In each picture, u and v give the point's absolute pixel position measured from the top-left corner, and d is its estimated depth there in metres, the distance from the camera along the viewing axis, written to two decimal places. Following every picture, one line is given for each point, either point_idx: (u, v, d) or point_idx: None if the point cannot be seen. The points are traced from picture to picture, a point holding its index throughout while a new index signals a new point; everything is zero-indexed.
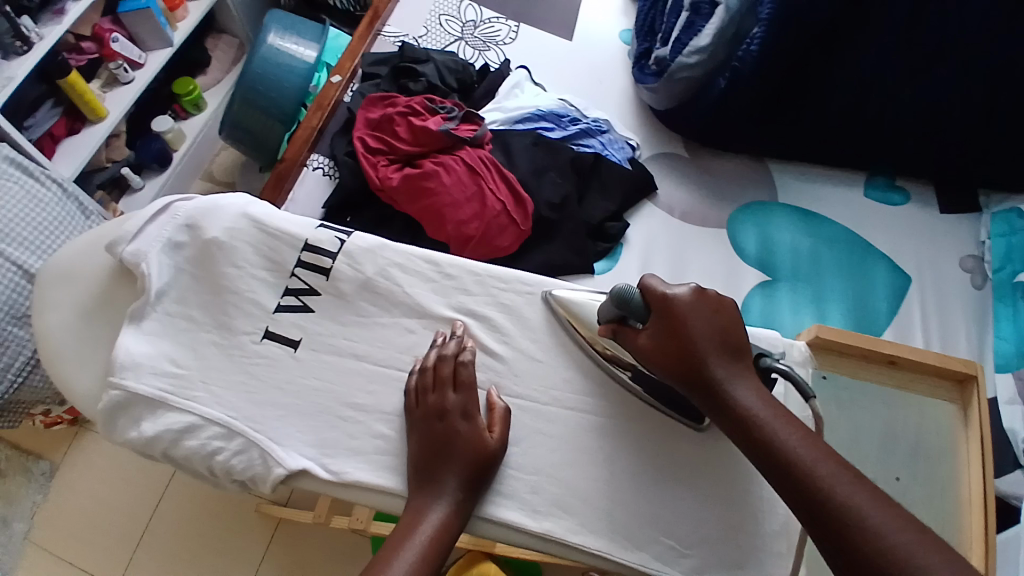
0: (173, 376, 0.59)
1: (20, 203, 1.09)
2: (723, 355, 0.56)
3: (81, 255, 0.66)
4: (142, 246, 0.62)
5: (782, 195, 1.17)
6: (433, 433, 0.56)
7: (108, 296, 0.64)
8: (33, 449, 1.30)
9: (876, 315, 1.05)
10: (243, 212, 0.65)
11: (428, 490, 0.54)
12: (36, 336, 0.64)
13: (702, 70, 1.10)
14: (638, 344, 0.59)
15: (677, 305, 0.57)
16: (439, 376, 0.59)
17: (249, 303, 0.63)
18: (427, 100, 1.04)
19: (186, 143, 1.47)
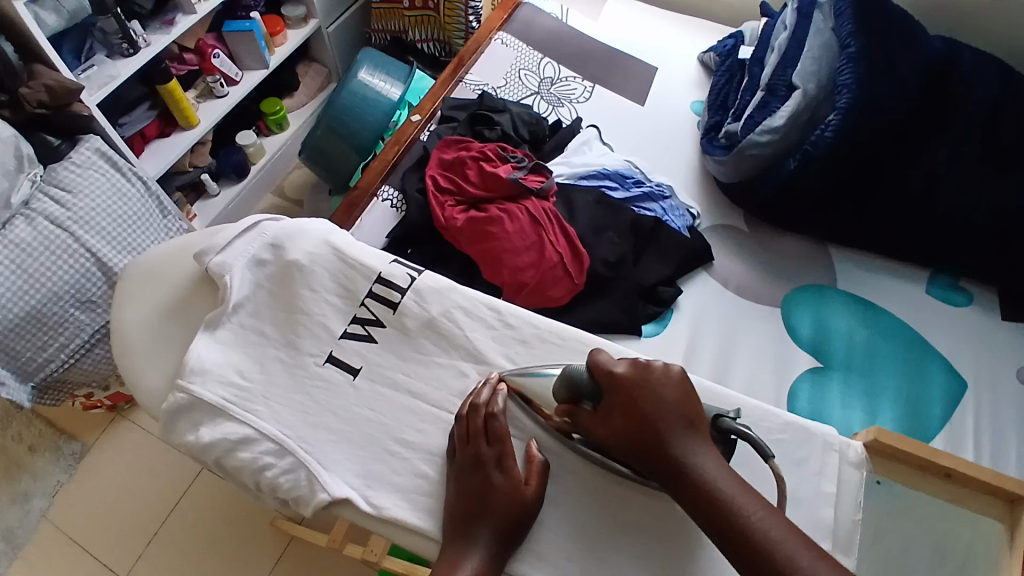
0: (236, 386, 0.61)
1: (103, 195, 1.09)
2: (679, 431, 0.54)
3: (171, 259, 0.70)
4: (228, 260, 0.67)
5: (840, 281, 1.15)
6: (472, 481, 0.56)
7: (187, 301, 0.68)
8: (68, 428, 1.34)
9: (928, 419, 1.01)
10: (325, 240, 0.69)
11: (463, 539, 0.54)
12: (113, 327, 0.67)
13: (773, 149, 1.12)
14: (595, 426, 0.56)
15: (622, 380, 0.55)
16: (474, 427, 0.58)
17: (318, 326, 0.65)
18: (500, 147, 1.08)
19: (265, 158, 1.56)
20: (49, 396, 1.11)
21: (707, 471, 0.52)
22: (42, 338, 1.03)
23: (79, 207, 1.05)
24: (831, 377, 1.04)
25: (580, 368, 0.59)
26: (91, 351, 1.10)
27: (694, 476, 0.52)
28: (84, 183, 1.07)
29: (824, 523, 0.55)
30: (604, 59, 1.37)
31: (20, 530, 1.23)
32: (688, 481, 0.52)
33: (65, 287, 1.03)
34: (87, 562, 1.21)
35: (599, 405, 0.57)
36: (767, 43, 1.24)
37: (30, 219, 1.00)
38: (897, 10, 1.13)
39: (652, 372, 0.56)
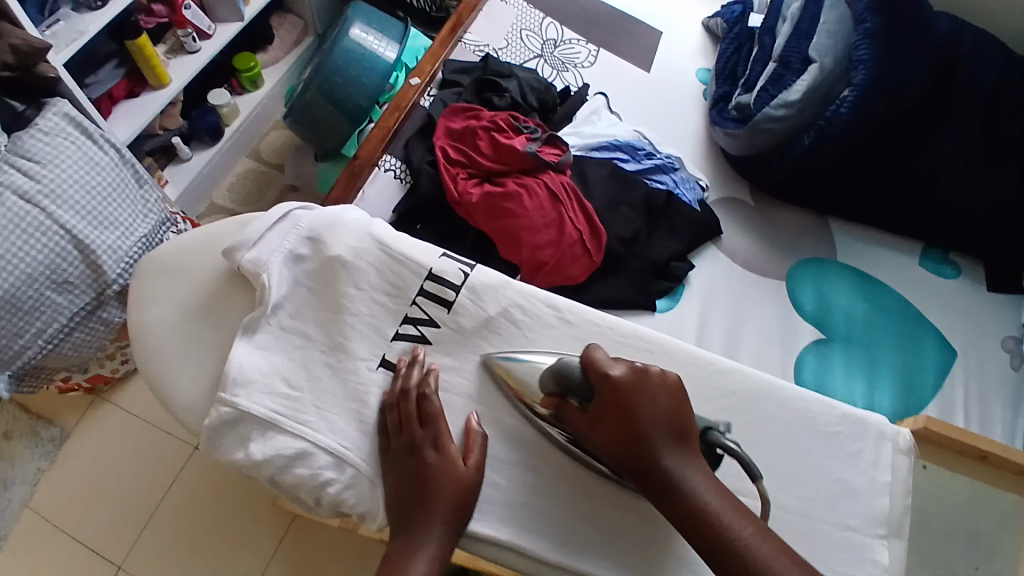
0: (286, 397, 0.58)
1: (74, 164, 1.01)
2: (669, 441, 0.53)
3: (195, 257, 0.66)
4: (267, 255, 0.63)
5: (841, 255, 1.16)
6: (412, 466, 0.55)
7: (216, 299, 0.64)
8: (44, 413, 1.27)
9: (921, 390, 1.04)
10: (368, 232, 0.66)
11: (407, 532, 0.52)
12: (136, 331, 0.64)
13: (789, 124, 1.10)
14: (580, 423, 0.56)
15: (620, 385, 0.54)
16: (406, 413, 0.57)
17: (367, 327, 0.62)
18: (512, 117, 1.03)
19: (240, 118, 1.45)
20: (26, 384, 1.08)
21: (694, 484, 0.51)
22: (18, 324, 0.97)
23: (50, 179, 0.98)
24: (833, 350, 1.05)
25: (573, 363, 0.57)
26: (70, 336, 1.06)
27: (677, 488, 0.51)
28: (53, 152, 0.99)
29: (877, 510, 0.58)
30: (608, 22, 1.31)
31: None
32: (675, 495, 0.51)
33: (37, 268, 0.96)
34: (76, 551, 1.16)
35: (586, 406, 0.55)
36: (778, 12, 1.21)
37: None
38: None
39: (656, 374, 0.55)
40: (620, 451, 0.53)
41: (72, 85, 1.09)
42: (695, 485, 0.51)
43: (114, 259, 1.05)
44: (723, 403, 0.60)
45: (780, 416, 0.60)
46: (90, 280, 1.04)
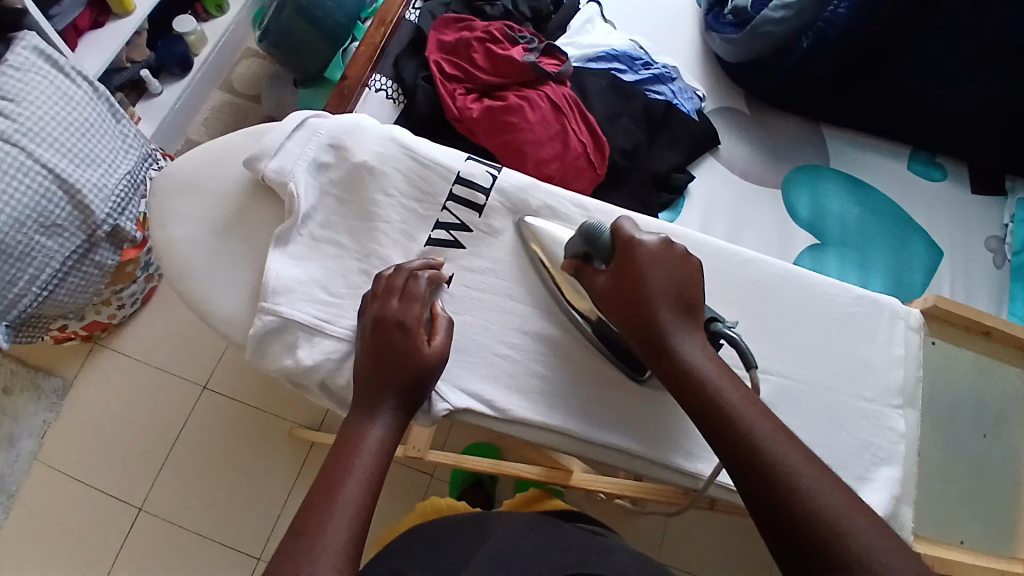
0: (326, 304, 0.61)
1: (48, 99, 0.97)
2: (670, 310, 0.55)
3: (213, 175, 0.67)
4: (292, 163, 0.64)
5: (834, 161, 1.15)
6: (387, 338, 0.57)
7: (243, 212, 0.66)
8: (41, 365, 1.24)
9: (911, 289, 1.05)
10: (391, 137, 0.67)
11: (365, 407, 0.54)
12: (163, 250, 0.65)
13: (788, 27, 1.07)
14: (597, 283, 0.59)
15: (634, 252, 0.57)
16: (391, 286, 0.59)
17: (397, 232, 0.65)
18: (507, 27, 1.00)
19: (209, 46, 1.37)
20: (25, 332, 1.07)
21: (690, 355, 0.53)
22: (8, 271, 0.95)
23: (26, 116, 0.94)
24: (828, 254, 1.05)
25: (601, 226, 0.60)
26: (65, 282, 1.03)
27: (671, 357, 0.54)
28: (25, 88, 0.95)
29: (893, 384, 0.68)
30: None
31: (9, 477, 1.17)
32: (665, 358, 0.54)
33: (23, 209, 0.93)
34: (94, 497, 1.17)
35: (606, 270, 0.59)
36: None
37: None
38: None
39: (669, 251, 0.57)
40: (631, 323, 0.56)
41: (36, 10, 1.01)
42: (688, 352, 0.53)
43: (101, 199, 1.01)
44: (748, 289, 0.69)
45: (801, 299, 0.69)
46: (79, 222, 1.00)
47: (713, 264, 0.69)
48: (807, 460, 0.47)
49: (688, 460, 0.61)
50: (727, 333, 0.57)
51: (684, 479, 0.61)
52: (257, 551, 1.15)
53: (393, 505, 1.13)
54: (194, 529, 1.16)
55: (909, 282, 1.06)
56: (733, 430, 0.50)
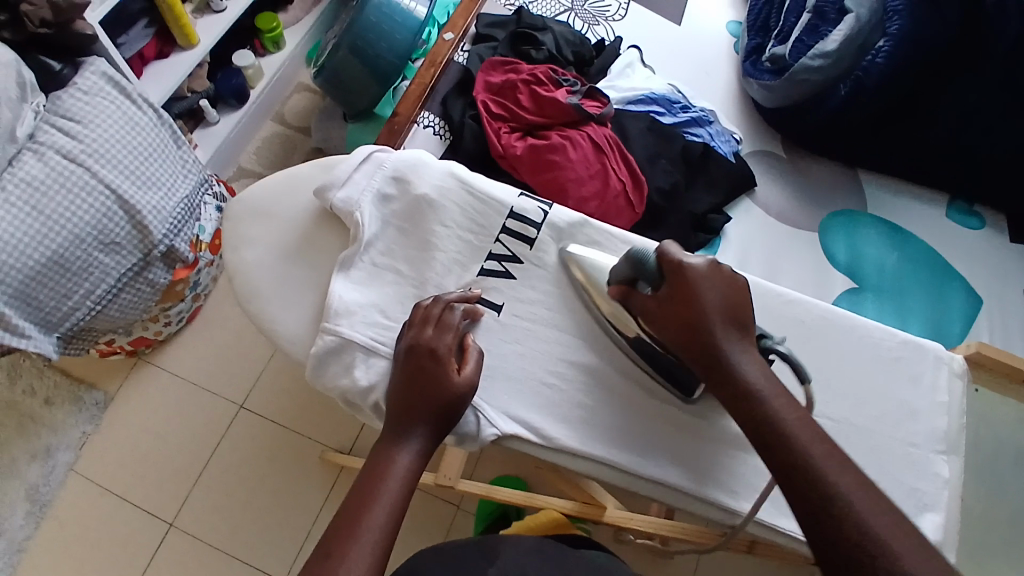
0: (381, 327, 0.64)
1: (115, 124, 1.02)
2: (728, 328, 0.56)
3: (285, 203, 0.72)
4: (356, 194, 0.69)
5: (871, 207, 1.14)
6: (420, 365, 0.59)
7: (310, 238, 0.70)
8: (85, 378, 1.29)
9: (951, 335, 1.03)
10: (450, 172, 0.71)
11: (396, 432, 0.56)
12: (234, 272, 0.70)
13: (825, 74, 1.10)
14: (648, 303, 0.60)
15: (688, 273, 0.58)
16: (427, 315, 0.62)
17: (450, 262, 0.68)
18: (551, 70, 1.04)
19: (263, 81, 1.45)
20: (74, 345, 1.10)
21: (747, 372, 0.55)
22: (67, 285, 0.99)
23: (92, 139, 0.99)
24: (866, 298, 1.04)
25: (646, 251, 0.62)
26: (116, 298, 1.08)
27: (731, 376, 0.55)
28: (93, 112, 1.00)
29: (939, 430, 0.68)
30: None
31: (46, 487, 1.20)
32: (726, 377, 0.55)
33: (87, 228, 0.98)
34: (127, 511, 1.20)
35: (655, 292, 0.60)
36: None
37: (40, 153, 0.95)
38: None
39: (719, 273, 0.59)
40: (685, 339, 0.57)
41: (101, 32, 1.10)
42: (747, 370, 0.55)
43: (159, 220, 1.07)
44: (793, 328, 0.70)
45: (846, 340, 0.70)
46: (136, 241, 1.05)
47: (758, 302, 0.70)
48: (853, 508, 0.47)
49: (727, 496, 0.61)
50: (779, 350, 0.59)
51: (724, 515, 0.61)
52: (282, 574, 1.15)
53: (416, 534, 1.13)
54: (221, 547, 1.17)
55: (948, 329, 1.04)
56: (780, 468, 0.50)
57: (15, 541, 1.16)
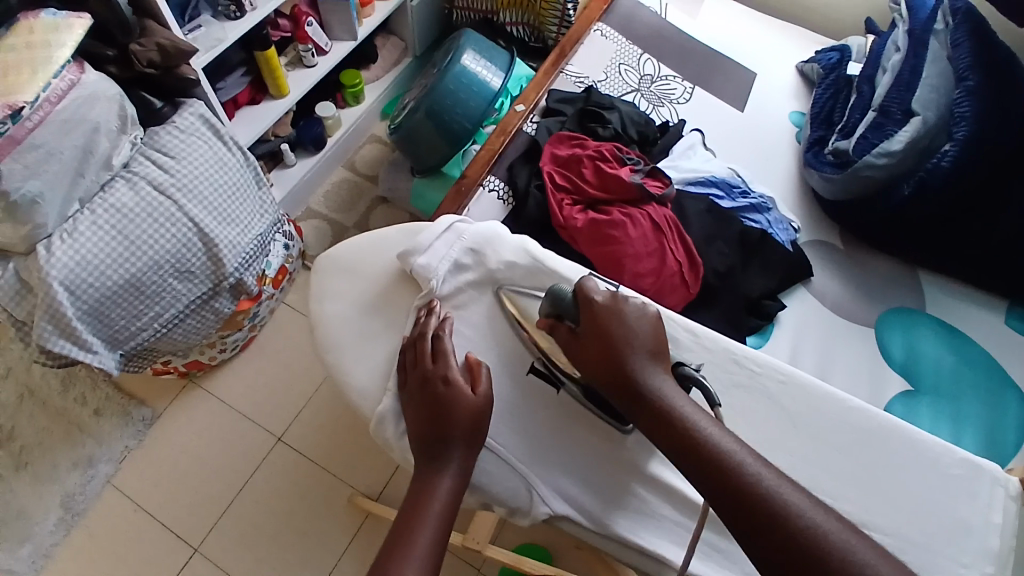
0: None
1: (206, 163, 1.09)
2: (643, 357, 0.63)
3: (371, 258, 0.79)
4: (433, 262, 0.74)
5: (930, 306, 1.11)
6: (433, 395, 0.65)
7: (389, 294, 0.77)
8: (136, 394, 1.34)
9: (1004, 446, 0.95)
10: (523, 247, 0.76)
11: (434, 463, 0.63)
12: (316, 322, 0.77)
13: (888, 173, 1.11)
14: (570, 341, 0.66)
15: (600, 307, 0.65)
16: (421, 351, 0.68)
17: (515, 333, 0.73)
18: (616, 148, 1.09)
19: (341, 130, 1.54)
20: (134, 362, 1.15)
21: (666, 395, 0.61)
22: (139, 306, 1.06)
23: (182, 174, 1.06)
24: (921, 404, 0.99)
25: (566, 288, 0.68)
26: (182, 322, 1.14)
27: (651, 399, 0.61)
28: (186, 149, 1.08)
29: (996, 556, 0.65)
30: (703, 62, 1.38)
31: (81, 497, 1.23)
32: (645, 398, 0.61)
33: (166, 255, 1.05)
34: (156, 530, 1.22)
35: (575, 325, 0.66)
36: (878, 63, 1.24)
37: (132, 182, 1.02)
38: (1005, 47, 1.12)
39: (620, 302, 0.66)
40: (598, 364, 0.63)
41: (203, 80, 1.18)
42: (663, 392, 0.61)
43: (233, 254, 1.13)
44: (851, 436, 0.70)
45: (905, 454, 0.70)
46: (209, 271, 1.12)
47: (817, 405, 0.72)
48: None
49: (651, 540, 0.65)
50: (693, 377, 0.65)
51: (649, 562, 0.66)
52: None
53: None
54: None
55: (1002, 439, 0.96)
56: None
57: (41, 547, 1.18)
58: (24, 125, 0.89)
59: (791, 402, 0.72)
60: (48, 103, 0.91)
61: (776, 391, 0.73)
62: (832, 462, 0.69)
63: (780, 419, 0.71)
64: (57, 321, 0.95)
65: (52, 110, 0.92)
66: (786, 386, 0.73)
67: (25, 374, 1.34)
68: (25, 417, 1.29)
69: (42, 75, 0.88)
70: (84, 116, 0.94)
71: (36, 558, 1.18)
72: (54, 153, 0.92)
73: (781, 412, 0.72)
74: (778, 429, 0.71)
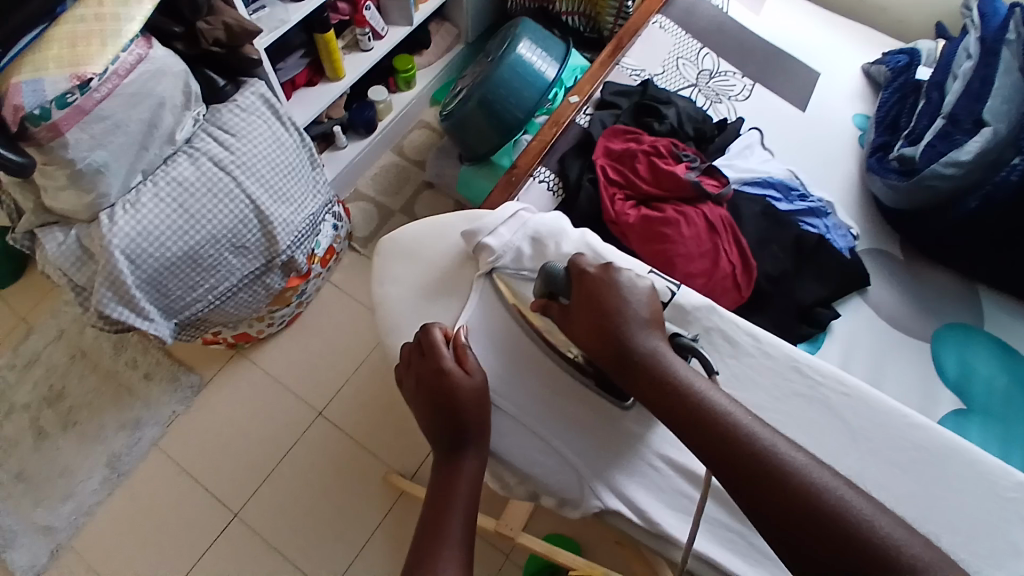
0: (498, 376, 0.73)
1: (264, 141, 1.12)
2: (640, 326, 0.65)
3: (430, 245, 0.83)
4: (498, 247, 0.76)
5: (989, 323, 1.05)
6: (432, 388, 0.67)
7: (445, 280, 0.80)
8: (184, 362, 1.39)
9: None
10: (584, 240, 0.77)
11: (456, 450, 0.65)
12: (375, 303, 0.81)
13: (956, 184, 1.06)
14: (563, 313, 0.70)
15: (591, 276, 0.69)
16: (413, 351, 0.70)
17: None
18: (672, 144, 1.07)
19: (392, 115, 1.56)
20: (186, 331, 1.19)
21: (666, 360, 0.63)
22: (196, 278, 1.09)
23: (241, 151, 1.09)
24: (972, 423, 0.94)
25: (558, 268, 0.72)
26: (234, 296, 1.17)
27: (647, 362, 0.63)
28: (247, 127, 1.10)
29: None
30: (764, 60, 1.34)
31: (126, 458, 1.28)
32: (641, 361, 0.63)
33: (224, 230, 1.08)
34: (197, 494, 1.26)
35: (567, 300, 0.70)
36: (948, 68, 1.19)
37: (194, 157, 1.05)
38: None
39: (610, 274, 0.69)
40: (586, 334, 0.67)
41: (265, 61, 1.20)
42: (672, 364, 0.63)
43: (286, 232, 1.16)
44: (912, 455, 0.68)
45: (968, 477, 0.67)
46: (262, 248, 1.15)
47: (880, 418, 0.70)
48: None
49: (704, 546, 0.65)
50: (690, 345, 0.67)
51: (704, 568, 0.65)
52: None
53: None
54: (273, 548, 1.21)
55: None
56: None
57: (84, 505, 1.24)
58: (91, 96, 0.90)
59: (852, 415, 0.70)
60: (117, 76, 0.92)
61: (836, 401, 0.71)
62: (895, 479, 0.67)
63: (839, 429, 0.70)
64: (117, 288, 0.99)
65: (119, 84, 0.93)
66: (847, 398, 0.71)
67: (79, 336, 1.40)
68: (77, 379, 1.36)
69: (113, 48, 0.89)
70: (149, 89, 0.96)
71: (78, 515, 1.23)
72: (121, 125, 0.94)
73: (842, 422, 0.70)
74: (837, 440, 0.69)
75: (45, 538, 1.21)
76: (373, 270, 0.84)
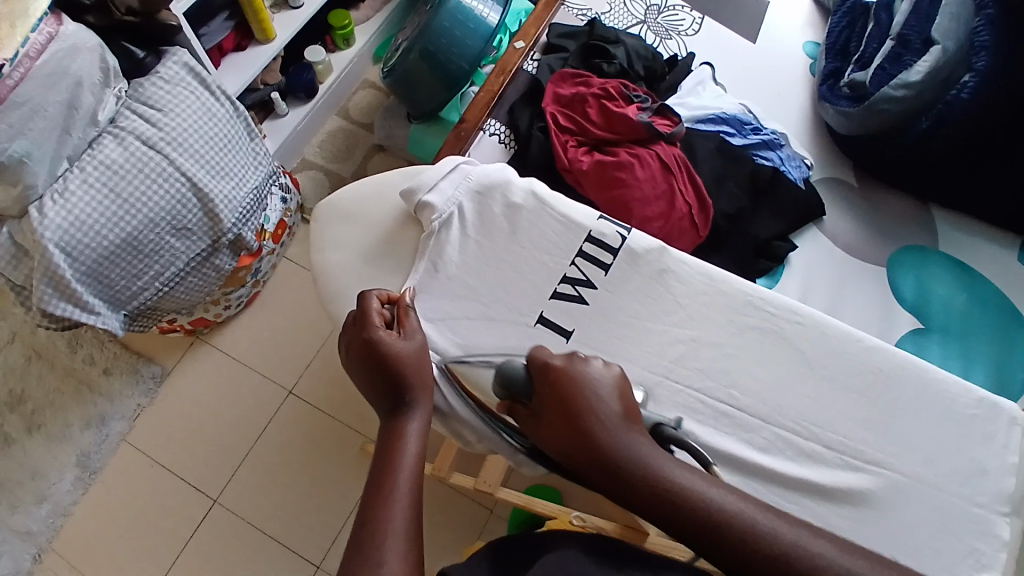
0: (459, 338, 0.71)
1: (194, 115, 1.04)
2: (618, 426, 0.58)
3: (374, 206, 0.80)
4: (440, 204, 0.76)
5: (942, 243, 1.07)
6: (368, 355, 0.64)
7: (393, 244, 0.78)
8: (143, 351, 1.34)
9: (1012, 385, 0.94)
10: (530, 189, 0.78)
11: (400, 411, 0.63)
12: (324, 272, 0.78)
13: (906, 106, 1.05)
14: (527, 418, 0.63)
15: (554, 379, 0.61)
16: (352, 318, 0.68)
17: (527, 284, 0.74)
18: (623, 85, 1.04)
19: (333, 76, 1.48)
20: (139, 321, 1.14)
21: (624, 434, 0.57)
22: (139, 265, 1.04)
23: (170, 127, 1.02)
24: (930, 342, 0.97)
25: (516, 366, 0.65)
26: (184, 280, 1.12)
27: (619, 461, 0.56)
28: (173, 100, 1.02)
29: (1004, 490, 0.67)
30: None
31: (95, 455, 1.25)
32: (607, 455, 0.56)
33: (161, 212, 1.02)
34: (173, 484, 1.24)
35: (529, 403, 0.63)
36: None
37: (120, 137, 0.98)
38: None
39: (581, 369, 0.61)
40: (557, 444, 0.59)
41: (186, 26, 1.11)
42: (622, 432, 0.57)
43: (230, 210, 1.11)
44: (869, 377, 0.70)
45: (923, 394, 0.69)
46: (207, 228, 1.09)
47: (836, 344, 0.71)
48: None
49: None
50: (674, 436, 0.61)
51: None
52: (317, 561, 1.18)
53: (449, 538, 1.14)
54: (258, 528, 1.21)
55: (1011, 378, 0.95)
56: None
57: (60, 505, 1.21)
58: (5, 83, 0.85)
59: (806, 341, 0.71)
60: (29, 58, 0.87)
61: (789, 330, 0.72)
62: (851, 402, 0.69)
63: (792, 357, 0.71)
64: (55, 283, 0.94)
65: (34, 67, 0.88)
66: (801, 325, 0.72)
67: (30, 336, 1.34)
68: (33, 380, 1.30)
69: (23, 29, 0.85)
70: (65, 68, 0.90)
71: (54, 518, 1.21)
72: (39, 110, 0.88)
73: (795, 351, 0.71)
74: (791, 369, 0.70)
75: (23, 544, 1.18)
76: (314, 237, 0.81)
